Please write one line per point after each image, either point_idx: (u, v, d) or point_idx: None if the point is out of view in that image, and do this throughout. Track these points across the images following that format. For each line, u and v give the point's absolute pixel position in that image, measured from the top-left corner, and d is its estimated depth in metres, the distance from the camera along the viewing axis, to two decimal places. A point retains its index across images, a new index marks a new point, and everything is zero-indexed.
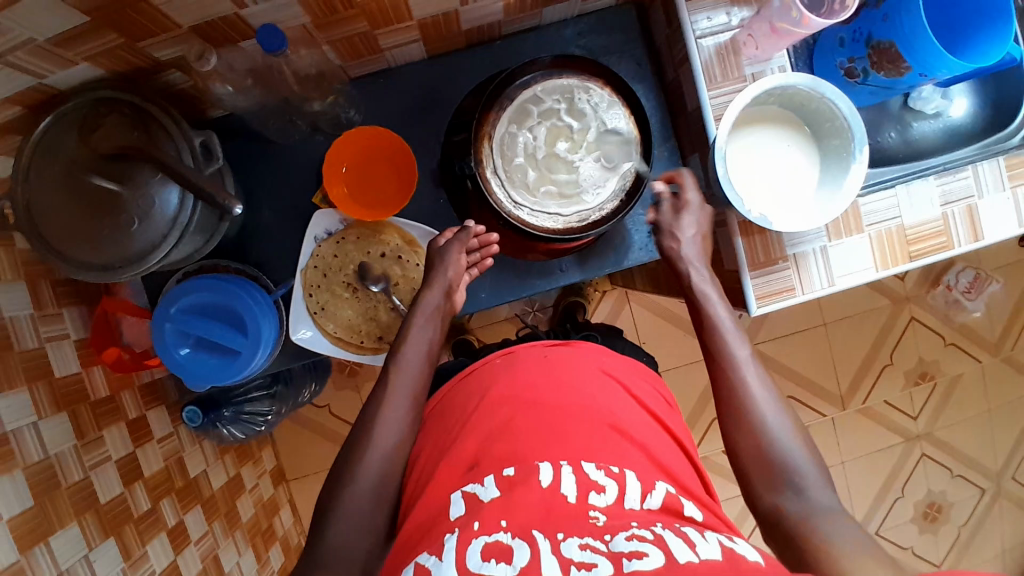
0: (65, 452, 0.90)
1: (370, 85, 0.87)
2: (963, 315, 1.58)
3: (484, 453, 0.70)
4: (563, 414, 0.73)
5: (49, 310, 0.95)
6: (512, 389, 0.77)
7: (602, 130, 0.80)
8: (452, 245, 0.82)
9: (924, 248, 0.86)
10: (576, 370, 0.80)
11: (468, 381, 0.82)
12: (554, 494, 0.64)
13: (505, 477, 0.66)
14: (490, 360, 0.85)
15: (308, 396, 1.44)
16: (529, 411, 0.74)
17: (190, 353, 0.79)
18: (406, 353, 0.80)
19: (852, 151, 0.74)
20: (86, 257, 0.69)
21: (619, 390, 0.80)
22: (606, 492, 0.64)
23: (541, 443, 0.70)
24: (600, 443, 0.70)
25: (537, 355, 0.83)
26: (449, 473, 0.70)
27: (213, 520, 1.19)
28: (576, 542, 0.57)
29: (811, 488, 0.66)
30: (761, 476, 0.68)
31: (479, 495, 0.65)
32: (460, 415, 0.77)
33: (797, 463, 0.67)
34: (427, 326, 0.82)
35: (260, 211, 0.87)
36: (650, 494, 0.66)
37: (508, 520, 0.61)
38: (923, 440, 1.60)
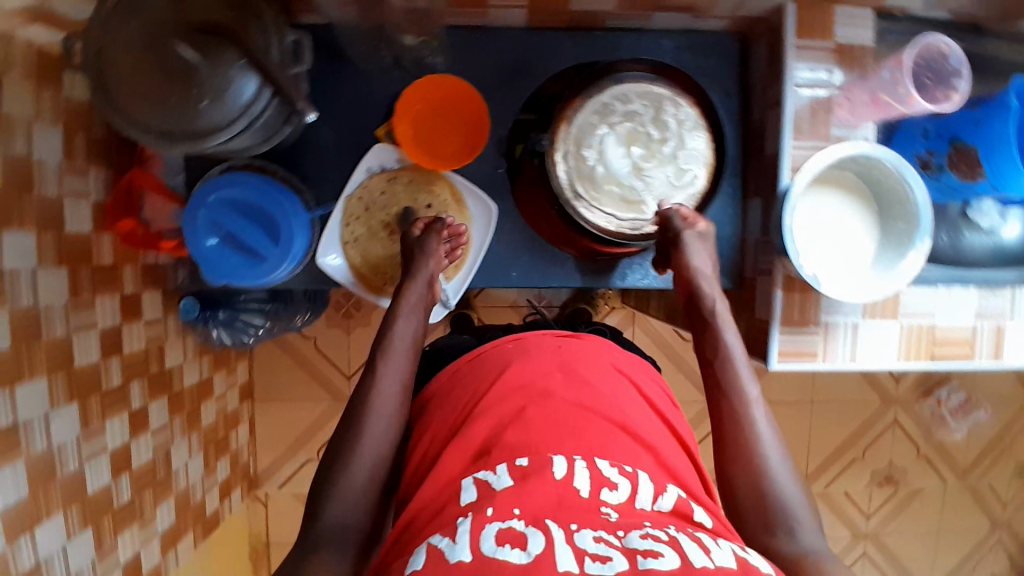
0: (54, 306, 0.88)
1: (463, 38, 0.85)
2: (944, 433, 1.60)
3: (495, 441, 0.70)
4: (572, 409, 0.72)
5: (78, 163, 0.93)
6: (524, 376, 0.76)
7: (678, 148, 0.80)
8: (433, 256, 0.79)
9: (946, 353, 0.87)
10: (590, 365, 0.79)
11: (478, 361, 0.81)
12: (568, 487, 0.63)
13: (517, 466, 0.65)
14: (499, 344, 0.84)
15: (301, 323, 1.41)
16: (541, 402, 0.73)
17: (216, 246, 0.77)
18: (393, 337, 0.75)
19: (915, 238, 0.74)
20: (148, 120, 0.67)
21: (631, 389, 0.80)
22: (618, 490, 0.64)
23: (555, 435, 0.69)
24: (609, 442, 0.70)
25: (550, 345, 0.82)
26: (454, 458, 0.69)
27: (175, 415, 1.18)
28: (590, 534, 0.57)
29: (807, 543, 0.63)
30: (762, 527, 0.65)
31: (490, 483, 0.64)
32: (472, 391, 0.77)
33: (796, 512, 0.65)
34: (414, 313, 0.78)
35: (319, 127, 0.85)
36: (662, 496, 0.66)
37: (520, 508, 0.60)
38: (868, 539, 1.62)
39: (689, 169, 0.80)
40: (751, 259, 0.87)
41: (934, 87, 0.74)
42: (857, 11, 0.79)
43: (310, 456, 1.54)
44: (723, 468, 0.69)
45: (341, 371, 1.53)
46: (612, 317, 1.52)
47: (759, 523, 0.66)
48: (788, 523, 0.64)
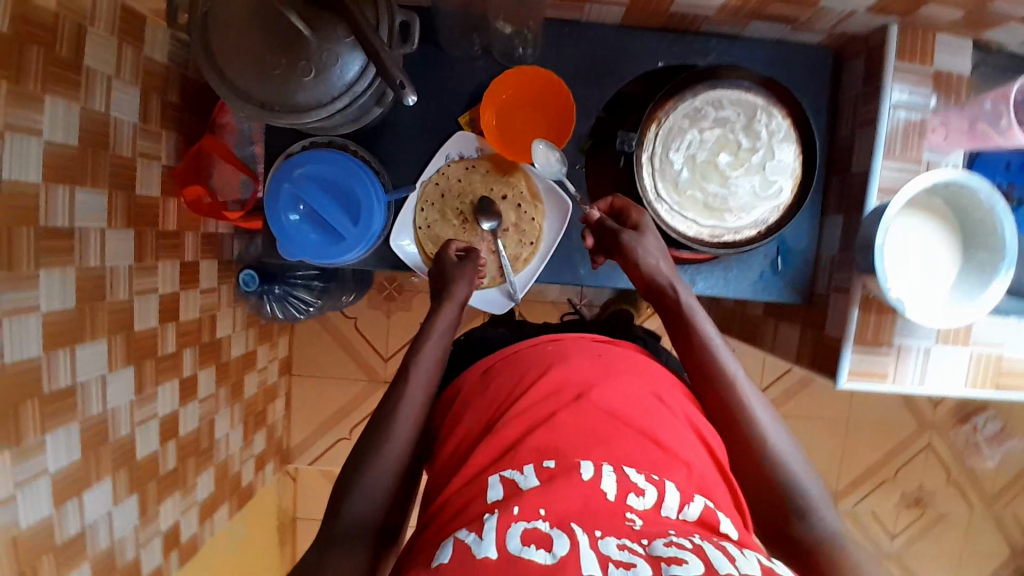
0: (120, 269, 0.88)
1: (554, 32, 0.85)
2: (975, 460, 1.59)
3: (523, 439, 0.61)
4: (608, 413, 0.62)
5: (152, 127, 0.94)
6: (562, 371, 0.67)
7: (767, 159, 0.79)
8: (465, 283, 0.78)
9: (1013, 384, 0.85)
10: (634, 365, 0.69)
11: (515, 358, 0.73)
12: (595, 489, 0.55)
13: (544, 468, 0.57)
14: (538, 346, 0.75)
15: (347, 301, 1.40)
16: (575, 405, 0.63)
17: (296, 221, 0.78)
18: (420, 357, 0.71)
19: (998, 268, 0.74)
20: (251, 88, 0.68)
21: (679, 401, 0.68)
22: (645, 495, 0.55)
23: (586, 440, 0.60)
24: (638, 450, 0.59)
25: (591, 349, 0.72)
26: (482, 453, 0.61)
27: (221, 385, 1.18)
28: (614, 541, 0.50)
29: (829, 522, 0.62)
30: (781, 539, 0.63)
31: (516, 482, 0.57)
32: (505, 390, 0.68)
33: (813, 500, 0.63)
34: (441, 340, 0.73)
35: (401, 110, 0.85)
36: (690, 504, 0.56)
37: (545, 508, 0.53)
38: (891, 560, 1.62)
39: (777, 181, 0.79)
40: (826, 277, 0.86)
41: None
42: (958, 38, 0.78)
43: (343, 435, 1.55)
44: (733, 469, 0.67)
45: (378, 353, 1.53)
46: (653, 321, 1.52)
47: (774, 519, 0.63)
48: (802, 509, 0.62)
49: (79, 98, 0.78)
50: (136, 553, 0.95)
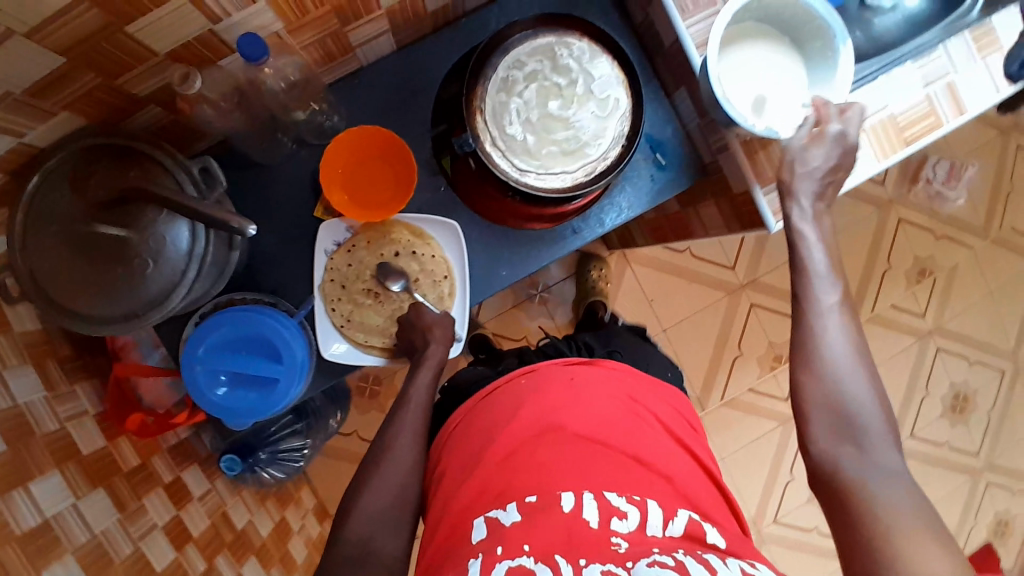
0: (111, 527, 0.86)
1: (347, 89, 0.85)
2: (947, 207, 1.62)
3: (507, 480, 0.68)
4: (587, 443, 0.71)
5: (62, 390, 0.89)
6: (540, 417, 0.74)
7: (590, 82, 0.79)
8: (439, 348, 0.80)
9: (917, 131, 0.88)
10: (598, 385, 0.78)
11: (490, 400, 0.78)
12: (577, 519, 0.63)
13: (527, 503, 0.65)
14: (512, 379, 0.80)
15: (337, 423, 1.39)
16: (556, 440, 0.71)
17: (226, 391, 0.77)
18: (412, 398, 0.77)
19: (836, 48, 0.75)
20: (110, 310, 0.67)
21: (646, 417, 0.77)
22: (628, 518, 0.64)
23: (572, 471, 0.68)
24: (619, 473, 0.68)
25: (562, 376, 0.79)
26: (467, 494, 0.69)
27: (272, 567, 1.16)
28: (598, 568, 0.57)
29: (882, 465, 0.63)
30: (837, 440, 0.65)
31: (501, 520, 0.64)
32: (487, 431, 0.74)
33: (865, 418, 0.65)
34: (421, 394, 0.78)
35: (262, 237, 0.85)
36: (673, 521, 0.65)
37: (530, 544, 0.60)
38: (935, 335, 1.64)
39: (609, 95, 0.80)
40: (704, 145, 0.88)
41: None
42: None
43: None
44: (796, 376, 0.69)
45: None
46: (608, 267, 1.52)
47: (831, 443, 0.65)
48: (858, 442, 0.64)
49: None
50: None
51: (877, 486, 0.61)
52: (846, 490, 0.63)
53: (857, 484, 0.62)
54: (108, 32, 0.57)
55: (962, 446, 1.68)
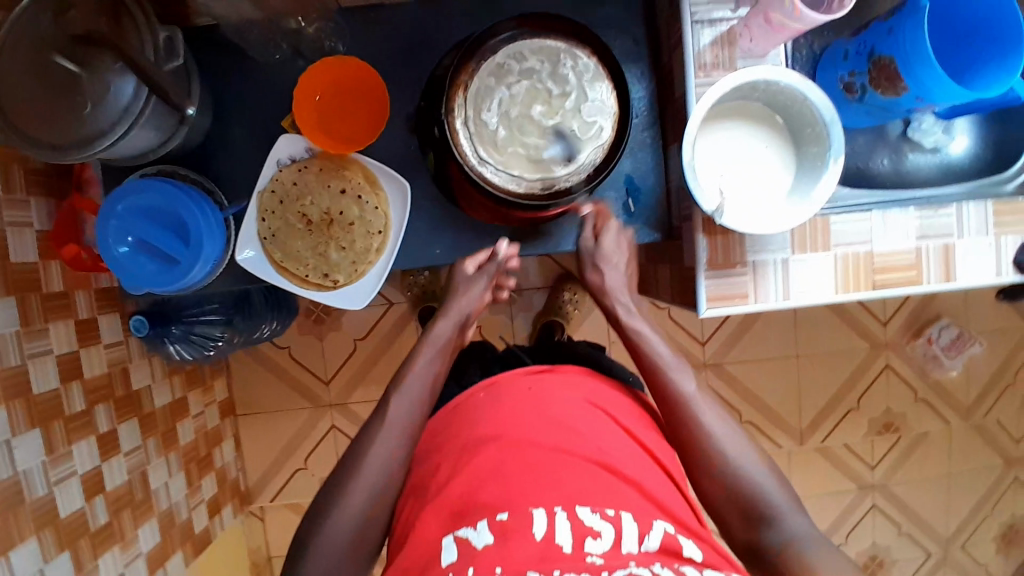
0: (7, 335, 0.89)
1: (359, 19, 0.85)
2: (939, 373, 1.54)
3: (474, 495, 0.67)
4: (550, 457, 0.70)
5: (17, 196, 0.94)
6: (497, 427, 0.74)
7: (582, 101, 0.78)
8: (484, 278, 0.85)
9: (891, 279, 0.83)
10: (561, 400, 0.77)
11: (454, 416, 0.80)
12: (550, 543, 0.62)
13: (498, 522, 0.64)
14: (474, 392, 0.82)
15: (268, 333, 1.40)
16: (516, 453, 0.70)
17: (128, 254, 0.78)
18: (410, 372, 0.80)
19: (827, 159, 0.71)
20: (39, 134, 0.68)
21: (609, 422, 0.77)
22: (602, 536, 0.63)
23: (533, 482, 0.67)
24: (592, 487, 0.67)
25: (523, 387, 0.79)
26: (435, 515, 0.68)
27: (148, 437, 1.19)
28: None
29: (793, 527, 0.70)
30: (742, 520, 0.73)
31: (471, 540, 0.64)
32: (447, 452, 0.74)
33: (773, 501, 0.72)
34: (436, 354, 0.83)
35: (226, 125, 0.86)
36: (648, 535, 0.64)
37: (502, 566, 0.60)
38: (876, 490, 1.58)
39: (595, 121, 0.78)
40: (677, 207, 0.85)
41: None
42: None
43: (299, 465, 1.55)
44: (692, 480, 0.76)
45: (319, 377, 1.54)
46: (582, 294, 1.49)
47: (742, 521, 0.72)
48: (768, 518, 0.71)
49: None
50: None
51: (795, 542, 0.68)
52: (774, 555, 0.69)
53: (783, 546, 0.69)
54: None
55: None
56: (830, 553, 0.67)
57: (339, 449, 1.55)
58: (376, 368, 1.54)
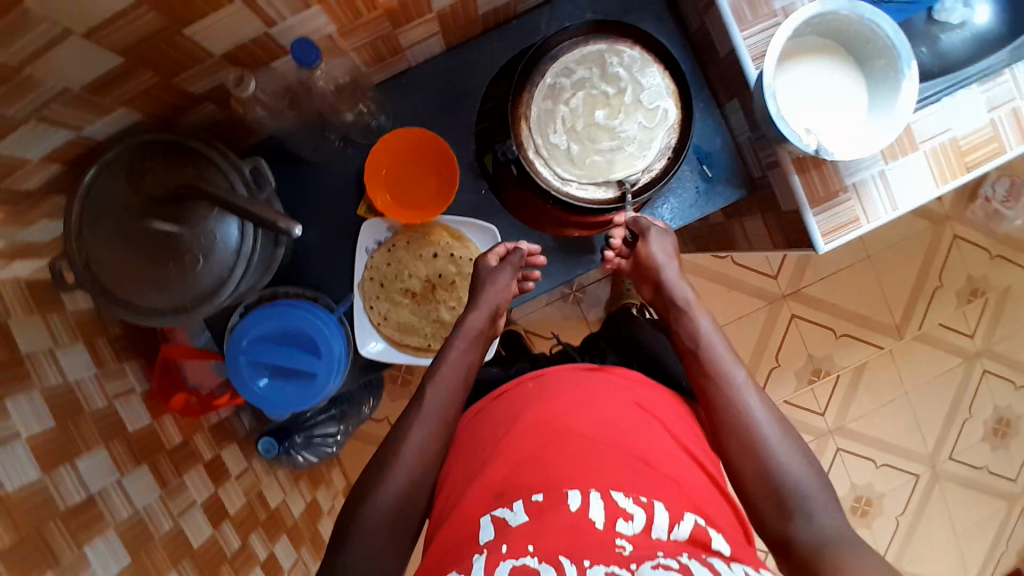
0: (153, 504, 0.84)
1: (395, 88, 0.86)
2: (1004, 226, 1.55)
3: (513, 480, 0.62)
4: (596, 446, 0.64)
5: (111, 366, 0.88)
6: (543, 417, 0.68)
7: (639, 92, 0.78)
8: (507, 266, 0.81)
9: (979, 157, 0.84)
10: (610, 397, 0.71)
11: (496, 405, 0.75)
12: (583, 518, 0.57)
13: (534, 502, 0.59)
14: (521, 382, 0.76)
15: (370, 410, 1.40)
16: (562, 442, 0.65)
17: (268, 383, 0.78)
18: (445, 370, 0.74)
19: (901, 68, 0.72)
20: (158, 302, 0.68)
21: (660, 427, 0.69)
22: (634, 519, 0.57)
23: (574, 469, 0.62)
24: (630, 475, 0.61)
25: (570, 383, 0.73)
26: (478, 495, 0.63)
27: (301, 546, 1.15)
28: (601, 570, 0.52)
29: (825, 525, 0.61)
30: (773, 511, 0.64)
31: (507, 521, 0.59)
32: (489, 441, 0.69)
33: (807, 493, 0.63)
34: (472, 346, 0.78)
35: (306, 232, 0.87)
36: (679, 524, 0.58)
37: (535, 544, 0.55)
38: (982, 356, 1.58)
39: (658, 106, 0.78)
40: (754, 159, 0.86)
41: None
42: None
43: None
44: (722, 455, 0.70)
45: None
46: None
47: (776, 511, 0.64)
48: (804, 509, 0.63)
49: (35, 382, 0.73)
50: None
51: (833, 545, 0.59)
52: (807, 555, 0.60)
53: (812, 549, 0.60)
54: (167, 34, 0.57)
55: (1002, 473, 1.62)
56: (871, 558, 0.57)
57: None
58: None
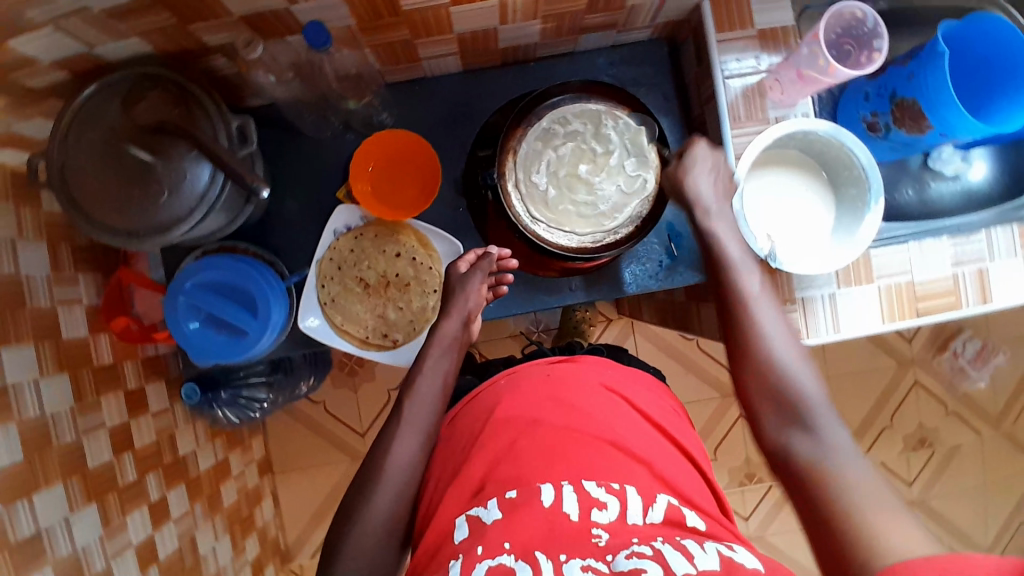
0: (61, 413, 0.84)
1: (405, 92, 0.90)
2: (967, 385, 1.57)
3: (491, 476, 0.66)
4: (564, 435, 0.68)
5: (66, 273, 0.90)
6: (513, 410, 0.72)
7: (625, 157, 0.82)
8: (477, 273, 0.83)
9: (933, 306, 0.86)
10: (576, 387, 0.75)
11: (472, 405, 0.78)
12: (557, 513, 0.60)
13: (507, 499, 0.62)
14: (492, 381, 0.80)
15: (306, 389, 1.42)
16: (530, 433, 0.69)
17: (198, 328, 0.80)
18: (422, 386, 0.79)
19: (868, 201, 0.75)
20: (114, 223, 0.70)
21: (626, 408, 0.74)
22: (608, 507, 0.61)
23: (545, 462, 0.65)
24: (600, 461, 0.66)
25: (539, 373, 0.77)
26: (455, 496, 0.67)
27: (196, 501, 1.15)
28: (578, 563, 0.55)
29: (831, 442, 0.63)
30: (773, 412, 0.68)
31: (481, 518, 0.62)
32: (467, 435, 0.73)
33: (812, 407, 0.66)
34: (445, 357, 0.81)
35: (283, 199, 0.90)
36: (652, 507, 0.62)
37: (510, 541, 0.58)
38: (915, 507, 1.58)
39: (639, 175, 0.82)
40: None
41: (857, 52, 0.78)
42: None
43: None
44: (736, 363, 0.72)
45: (355, 431, 1.55)
46: (613, 330, 1.49)
47: (781, 421, 0.67)
48: (803, 423, 0.65)
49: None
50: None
51: (830, 455, 0.62)
52: (806, 467, 0.62)
53: (811, 466, 0.62)
54: None
55: None
56: (868, 468, 0.60)
57: None
58: None
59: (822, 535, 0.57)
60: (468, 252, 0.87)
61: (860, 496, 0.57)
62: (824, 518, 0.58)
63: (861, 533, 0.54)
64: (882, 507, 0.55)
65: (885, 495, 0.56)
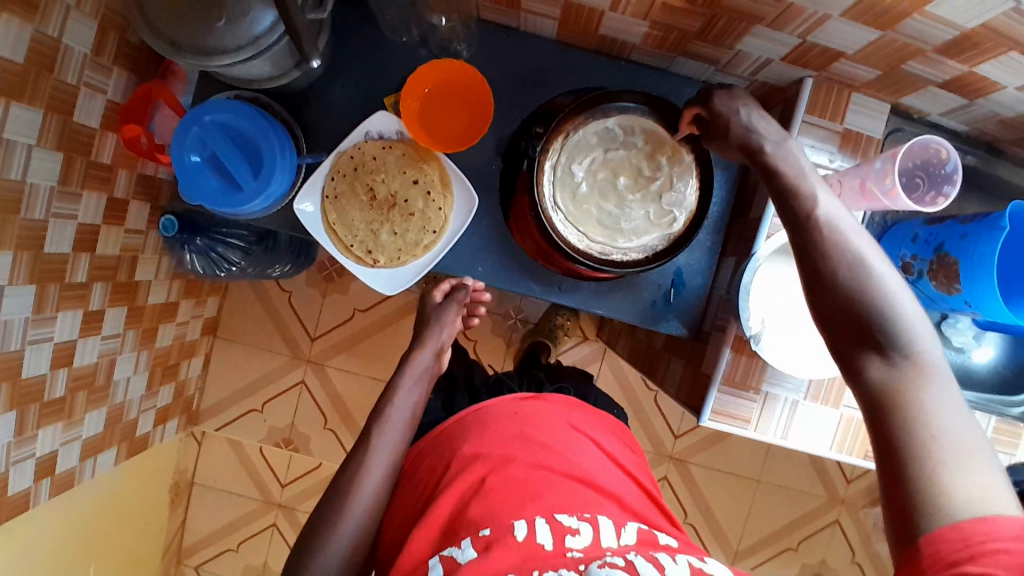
0: (40, 188, 0.82)
1: (492, 35, 0.88)
2: (881, 545, 1.58)
3: (461, 515, 0.67)
4: (534, 471, 0.70)
5: (103, 60, 0.88)
6: (479, 447, 0.73)
7: (665, 189, 0.81)
8: (453, 304, 0.87)
9: None
10: (545, 425, 0.77)
11: (442, 439, 0.78)
12: (531, 545, 0.62)
13: (481, 537, 0.63)
14: (460, 417, 0.80)
15: (277, 273, 1.41)
16: (501, 469, 0.70)
17: (199, 164, 0.79)
18: (393, 412, 0.78)
19: None
20: (164, 28, 0.69)
21: (593, 447, 0.78)
22: (581, 534, 0.64)
23: (517, 499, 0.67)
24: (570, 495, 0.68)
25: (508, 411, 0.78)
26: (424, 534, 0.67)
27: (131, 328, 1.14)
28: None
29: (913, 356, 0.54)
30: (850, 335, 0.56)
31: (455, 558, 0.63)
32: (435, 472, 0.74)
33: (895, 306, 0.56)
34: (416, 386, 0.82)
35: (333, 83, 0.88)
36: (624, 530, 0.66)
37: None
38: None
39: (672, 211, 0.81)
40: (711, 315, 0.89)
41: (923, 188, 0.77)
42: (875, 103, 0.83)
43: (254, 407, 1.55)
44: (808, 292, 0.59)
45: (307, 332, 1.54)
46: (582, 348, 1.48)
47: (849, 338, 0.56)
48: (882, 346, 0.55)
49: (33, 19, 0.75)
50: (5, 470, 0.91)
51: (911, 386, 0.53)
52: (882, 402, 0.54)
53: (892, 392, 0.54)
54: None
55: None
56: (949, 397, 0.53)
57: (299, 405, 1.55)
58: (365, 342, 1.54)
59: (887, 478, 0.52)
60: (442, 280, 0.91)
61: (935, 451, 0.51)
62: (896, 466, 0.52)
63: (927, 495, 0.49)
64: (955, 458, 0.50)
65: (960, 448, 0.50)
